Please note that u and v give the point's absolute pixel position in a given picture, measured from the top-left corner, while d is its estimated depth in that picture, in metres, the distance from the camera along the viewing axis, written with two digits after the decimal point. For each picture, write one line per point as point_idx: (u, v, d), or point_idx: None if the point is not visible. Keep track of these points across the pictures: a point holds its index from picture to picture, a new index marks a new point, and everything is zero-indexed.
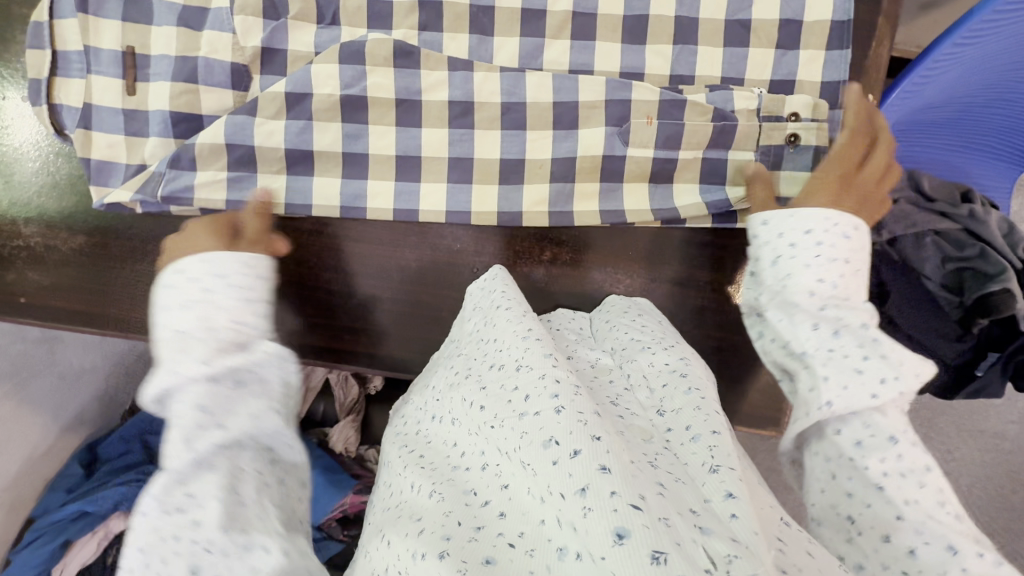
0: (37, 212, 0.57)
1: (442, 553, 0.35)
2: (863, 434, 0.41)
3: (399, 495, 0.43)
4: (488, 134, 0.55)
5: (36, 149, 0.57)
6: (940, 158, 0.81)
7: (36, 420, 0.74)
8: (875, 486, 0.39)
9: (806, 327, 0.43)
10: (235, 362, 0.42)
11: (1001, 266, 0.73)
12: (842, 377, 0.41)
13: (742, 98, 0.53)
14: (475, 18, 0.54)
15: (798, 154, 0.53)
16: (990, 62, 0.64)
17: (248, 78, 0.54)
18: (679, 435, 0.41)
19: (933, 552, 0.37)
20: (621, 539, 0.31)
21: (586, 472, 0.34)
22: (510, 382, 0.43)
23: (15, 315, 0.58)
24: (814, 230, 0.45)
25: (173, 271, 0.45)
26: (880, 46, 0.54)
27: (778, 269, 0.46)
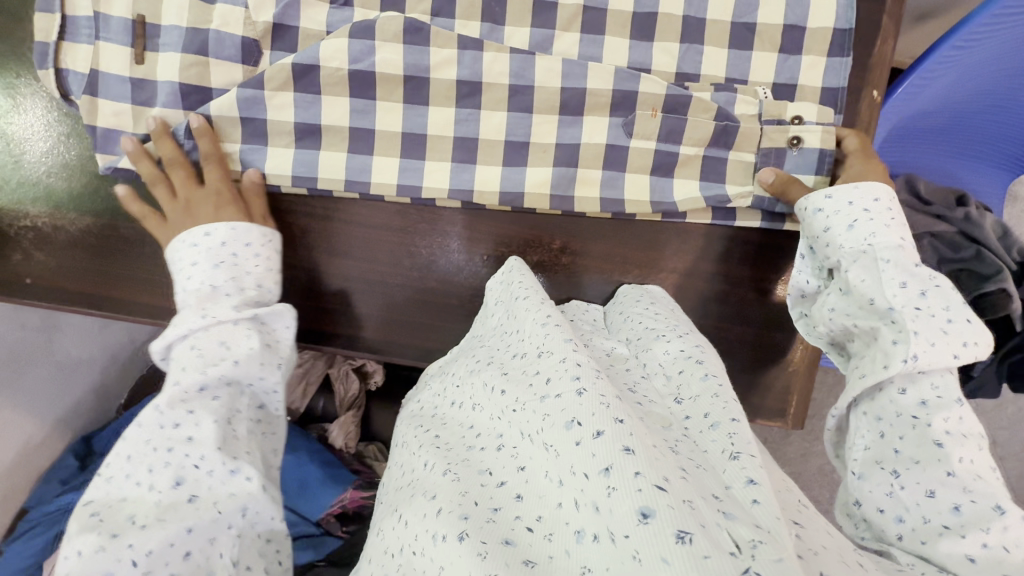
0: (46, 192, 0.57)
1: (462, 534, 0.35)
2: (929, 394, 0.40)
3: (413, 473, 0.44)
4: (493, 113, 0.56)
5: (47, 128, 0.57)
6: (936, 167, 0.84)
7: (29, 411, 0.73)
8: (946, 470, 0.38)
9: (892, 286, 0.43)
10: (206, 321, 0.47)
11: (996, 267, 0.74)
12: (931, 334, 0.40)
13: (743, 103, 0.54)
14: (487, 7, 0.55)
15: (801, 155, 0.54)
16: (992, 64, 0.65)
17: (258, 54, 0.55)
18: (698, 422, 0.40)
19: (979, 509, 0.37)
20: (645, 518, 0.31)
21: (609, 451, 0.34)
22: (531, 368, 0.43)
23: (25, 297, 0.58)
24: (880, 202, 0.47)
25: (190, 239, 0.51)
26: (884, 45, 0.55)
27: (855, 232, 0.46)
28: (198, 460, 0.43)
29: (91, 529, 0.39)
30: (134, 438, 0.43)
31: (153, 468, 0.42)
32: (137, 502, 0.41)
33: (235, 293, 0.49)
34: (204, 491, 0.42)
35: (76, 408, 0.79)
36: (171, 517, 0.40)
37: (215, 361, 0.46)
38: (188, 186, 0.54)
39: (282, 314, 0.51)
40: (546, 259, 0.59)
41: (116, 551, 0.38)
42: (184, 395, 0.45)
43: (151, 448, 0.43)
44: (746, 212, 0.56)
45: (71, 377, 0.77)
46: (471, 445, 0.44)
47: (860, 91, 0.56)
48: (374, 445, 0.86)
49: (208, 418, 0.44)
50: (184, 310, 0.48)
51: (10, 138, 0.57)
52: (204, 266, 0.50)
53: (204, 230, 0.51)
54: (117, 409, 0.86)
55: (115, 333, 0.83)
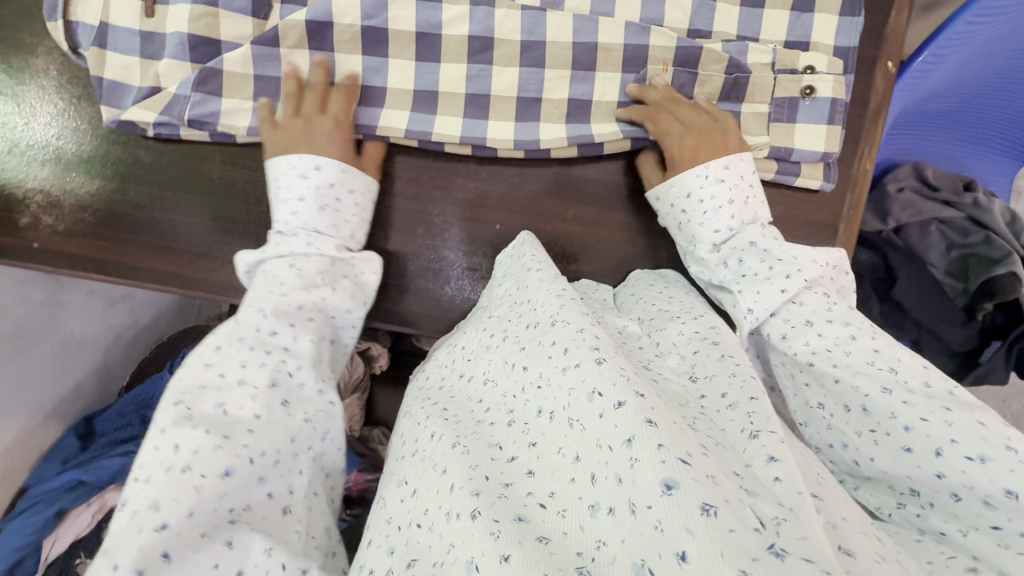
0: (54, 155, 0.57)
1: (475, 511, 0.34)
2: (847, 358, 0.41)
3: (418, 442, 0.43)
4: (505, 70, 0.56)
5: (57, 91, 0.57)
6: (941, 155, 0.85)
7: (36, 386, 0.72)
8: (899, 399, 0.38)
9: (806, 328, 0.43)
10: (315, 245, 0.50)
11: (1005, 250, 0.75)
12: (860, 349, 0.41)
13: (758, 51, 0.55)
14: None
15: (813, 105, 0.54)
16: (1001, 42, 0.65)
17: (269, 7, 0.55)
18: (716, 401, 0.40)
19: (941, 418, 0.37)
20: (669, 490, 0.31)
21: (632, 423, 0.34)
22: (547, 339, 0.43)
23: (29, 261, 0.56)
24: (787, 292, 0.44)
25: (286, 181, 0.52)
26: (900, 13, 0.55)
27: (765, 296, 0.44)
28: (294, 369, 0.45)
29: (187, 424, 0.39)
30: (228, 335, 0.45)
31: (248, 365, 0.43)
32: (223, 393, 0.42)
33: (334, 238, 0.52)
34: (294, 400, 0.44)
35: (78, 388, 0.78)
36: (268, 422, 0.42)
37: (314, 283, 0.49)
38: (311, 113, 0.53)
39: (372, 263, 0.54)
40: (561, 229, 0.58)
41: (234, 448, 0.39)
42: (287, 309, 0.47)
43: (247, 346, 0.44)
44: (764, 161, 0.56)
45: (73, 358, 0.77)
46: (480, 418, 0.43)
47: (875, 62, 0.56)
48: (378, 429, 0.85)
49: (306, 337, 0.47)
50: (293, 235, 0.51)
51: (21, 100, 0.57)
52: (311, 207, 0.51)
53: (315, 164, 0.52)
54: (118, 390, 0.85)
55: (119, 313, 0.83)
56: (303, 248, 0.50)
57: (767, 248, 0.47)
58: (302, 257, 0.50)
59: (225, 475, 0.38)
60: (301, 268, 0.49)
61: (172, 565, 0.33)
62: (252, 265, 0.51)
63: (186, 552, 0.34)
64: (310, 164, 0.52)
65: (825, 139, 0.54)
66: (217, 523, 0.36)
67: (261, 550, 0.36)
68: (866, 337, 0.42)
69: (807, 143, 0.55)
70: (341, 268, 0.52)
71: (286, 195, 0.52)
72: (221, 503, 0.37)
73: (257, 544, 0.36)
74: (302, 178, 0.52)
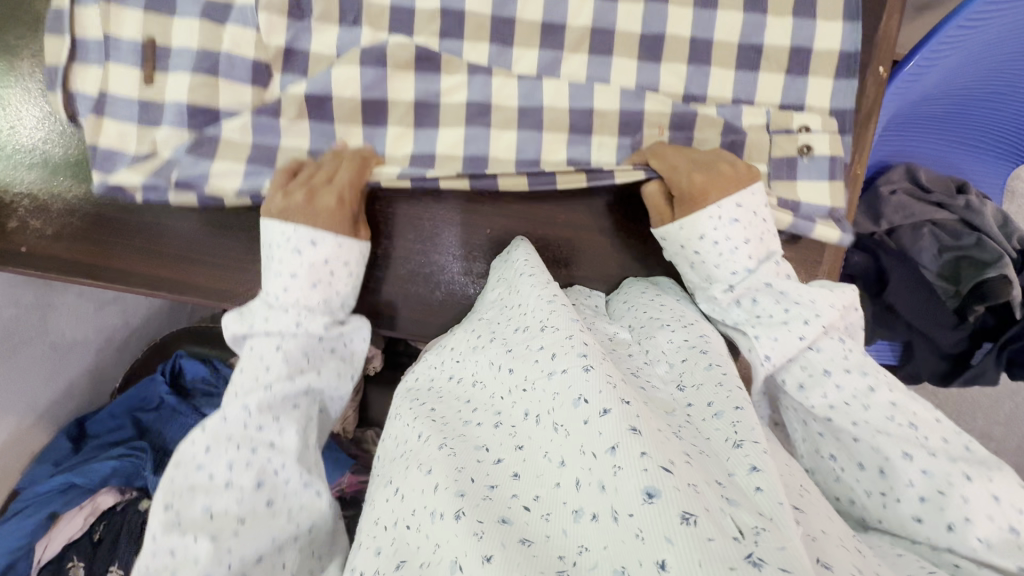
0: (41, 158, 0.56)
1: (459, 512, 0.34)
2: (863, 416, 0.42)
3: (406, 444, 0.43)
4: (502, 134, 0.55)
5: (43, 93, 0.56)
6: (933, 157, 0.85)
7: (26, 390, 0.72)
8: (917, 466, 0.39)
9: (825, 380, 0.43)
10: (301, 328, 0.49)
11: (996, 253, 0.76)
12: (881, 408, 0.41)
13: (751, 115, 0.55)
14: (496, 29, 0.55)
15: (812, 163, 0.55)
16: (992, 47, 0.65)
17: (268, 77, 0.55)
18: (701, 410, 0.40)
19: (956, 489, 0.38)
20: (650, 498, 0.31)
21: (617, 430, 0.34)
22: (535, 342, 0.43)
23: (19, 266, 0.57)
24: (806, 338, 0.44)
25: (276, 260, 0.50)
26: (889, 20, 0.54)
27: (782, 345, 0.45)
28: (280, 466, 0.43)
29: (174, 529, 0.39)
30: (215, 434, 0.43)
31: (233, 467, 0.42)
32: (210, 493, 0.41)
33: (327, 314, 0.51)
34: (280, 498, 0.42)
35: (70, 390, 0.78)
36: (254, 521, 0.40)
37: (300, 369, 0.48)
38: (319, 181, 0.52)
39: (361, 328, 0.53)
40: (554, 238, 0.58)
41: (219, 554, 0.38)
42: (272, 400, 0.45)
43: (233, 443, 0.43)
44: (764, 178, 0.55)
45: (64, 359, 0.76)
46: (467, 420, 0.43)
47: (866, 67, 0.55)
48: (372, 430, 0.85)
49: (292, 428, 0.45)
50: (280, 313, 0.49)
51: (7, 103, 0.56)
52: (302, 284, 0.50)
53: (310, 238, 0.50)
54: (111, 391, 0.85)
55: (110, 314, 0.82)
56: (291, 333, 0.48)
57: (783, 291, 0.47)
58: (288, 341, 0.48)
59: None
60: (288, 356, 0.48)
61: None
62: (241, 335, 0.50)
63: None
64: (303, 240, 0.50)
65: (830, 195, 0.54)
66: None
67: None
68: (885, 391, 0.42)
69: (806, 156, 0.54)
70: (329, 348, 0.50)
71: (279, 272, 0.50)
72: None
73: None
74: (296, 252, 0.50)
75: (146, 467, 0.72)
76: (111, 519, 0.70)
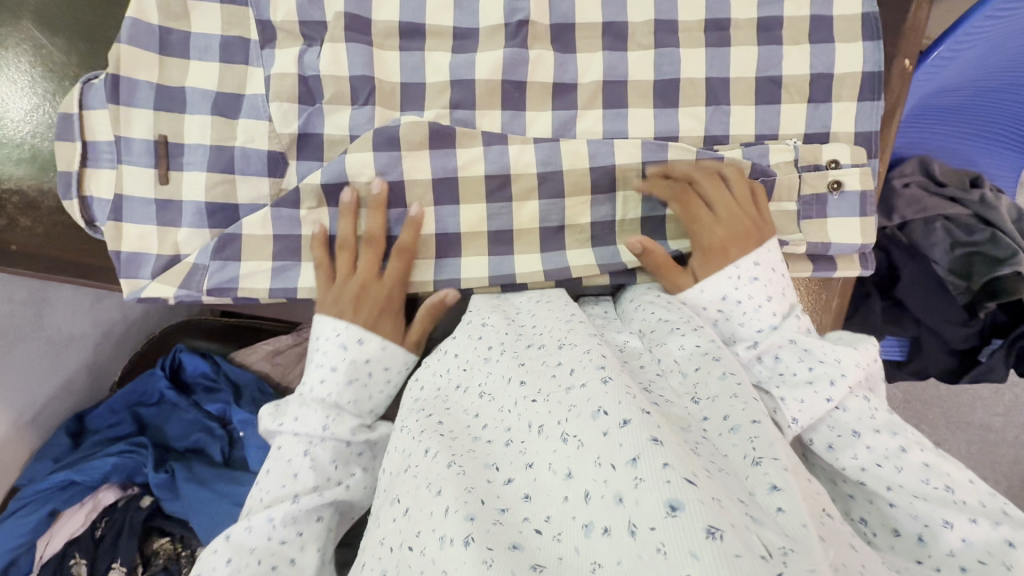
0: (31, 152, 0.55)
1: (468, 538, 0.33)
2: (895, 477, 0.39)
3: (411, 462, 0.41)
4: (525, 205, 0.53)
5: (31, 86, 0.54)
6: (947, 148, 0.83)
7: (20, 387, 0.71)
8: (954, 531, 0.37)
9: (857, 442, 0.40)
10: (338, 430, 0.48)
11: (1012, 249, 0.74)
12: (917, 470, 0.39)
13: (779, 151, 0.51)
14: (507, 95, 0.52)
15: (842, 199, 0.52)
16: (1013, 39, 0.63)
17: (284, 166, 0.53)
18: (718, 425, 0.38)
19: (993, 550, 0.36)
20: (674, 511, 0.29)
21: (637, 441, 0.33)
22: (552, 359, 0.42)
23: (12, 265, 0.55)
24: (836, 386, 0.42)
25: (320, 358, 0.51)
26: (920, 7, 0.51)
27: (809, 407, 0.41)
28: None
29: None
30: (237, 545, 0.43)
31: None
32: None
33: (358, 415, 0.50)
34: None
35: (68, 384, 0.78)
36: None
37: (329, 479, 0.47)
38: (370, 275, 0.52)
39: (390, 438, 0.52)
40: None
41: None
42: (296, 513, 0.44)
43: (254, 558, 0.42)
44: (786, 189, 0.52)
45: (61, 354, 0.75)
46: (476, 436, 0.41)
47: (891, 58, 0.52)
48: None
49: (313, 546, 0.44)
50: (312, 412, 0.48)
51: None
52: (341, 379, 0.49)
53: (358, 336, 0.50)
54: (111, 384, 0.84)
55: (107, 308, 0.81)
56: (325, 439, 0.48)
57: (808, 348, 0.44)
58: (325, 447, 0.48)
59: None
60: (320, 460, 0.47)
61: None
62: (278, 405, 0.51)
63: None
64: (350, 340, 0.50)
65: (860, 230, 0.52)
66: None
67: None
68: (917, 452, 0.40)
69: (833, 154, 0.51)
70: (361, 450, 0.50)
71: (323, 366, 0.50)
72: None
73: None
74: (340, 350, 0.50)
75: (147, 464, 0.71)
76: (113, 515, 0.70)
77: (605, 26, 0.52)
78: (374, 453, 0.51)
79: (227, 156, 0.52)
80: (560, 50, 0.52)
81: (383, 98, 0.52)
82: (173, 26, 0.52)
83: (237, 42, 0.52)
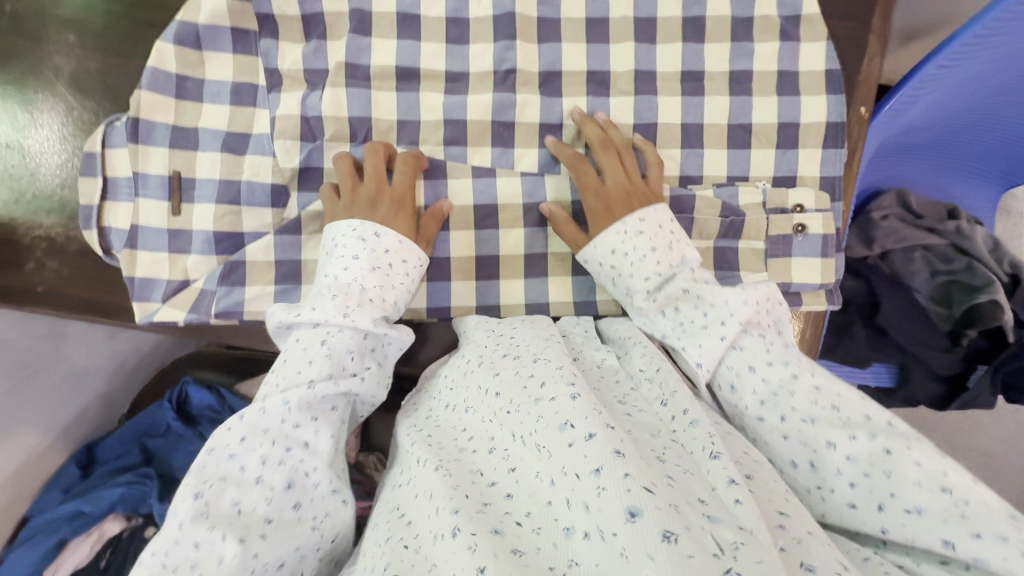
0: (60, 202, 0.59)
1: (454, 528, 0.35)
2: (788, 411, 0.40)
3: (407, 471, 0.44)
4: (511, 232, 0.56)
5: (62, 141, 0.59)
6: (923, 180, 0.86)
7: (37, 421, 0.74)
8: (843, 450, 0.37)
9: (748, 375, 0.43)
10: (353, 312, 0.46)
11: (987, 278, 0.77)
12: (806, 391, 0.40)
13: (748, 193, 0.55)
14: (497, 133, 0.56)
15: (806, 240, 0.55)
16: (971, 84, 0.66)
17: (287, 197, 0.56)
18: (681, 421, 0.41)
19: (885, 460, 0.36)
20: (633, 517, 0.32)
21: (601, 453, 0.35)
22: (526, 371, 0.45)
23: (33, 305, 0.58)
24: (726, 339, 0.44)
25: (337, 257, 0.49)
26: (871, 63, 0.55)
27: (704, 351, 0.44)
28: (312, 468, 0.41)
29: (202, 521, 0.37)
30: (252, 425, 0.42)
31: (267, 462, 0.41)
32: (240, 487, 0.40)
33: (377, 302, 0.48)
34: (308, 501, 0.41)
35: (81, 415, 0.81)
36: (280, 522, 0.39)
37: (342, 367, 0.45)
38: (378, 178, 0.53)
39: (405, 341, 0.50)
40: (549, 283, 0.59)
41: (245, 559, 0.36)
42: (311, 399, 0.43)
43: (268, 439, 0.41)
44: (754, 228, 0.55)
45: (75, 387, 0.79)
46: (462, 446, 0.44)
47: (849, 107, 0.55)
48: (374, 455, 0.85)
49: (328, 430, 0.43)
50: (327, 301, 0.47)
51: (28, 151, 0.59)
52: (363, 267, 0.49)
53: (376, 230, 0.50)
54: (120, 416, 0.87)
55: (121, 342, 0.84)
56: (346, 325, 0.46)
57: (699, 294, 0.47)
58: (338, 333, 0.46)
59: None
60: (336, 343, 0.46)
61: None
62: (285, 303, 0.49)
63: None
64: (368, 238, 0.50)
65: (821, 272, 0.55)
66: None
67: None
68: (805, 381, 0.41)
69: (799, 197, 0.55)
70: (371, 347, 0.48)
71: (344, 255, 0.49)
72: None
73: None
74: (358, 245, 0.49)
75: (152, 495, 0.73)
76: (118, 545, 0.72)
77: (589, 73, 0.56)
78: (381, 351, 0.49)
79: (235, 188, 0.56)
80: (547, 93, 0.56)
81: (380, 133, 0.56)
82: (191, 73, 0.56)
83: (246, 87, 0.56)
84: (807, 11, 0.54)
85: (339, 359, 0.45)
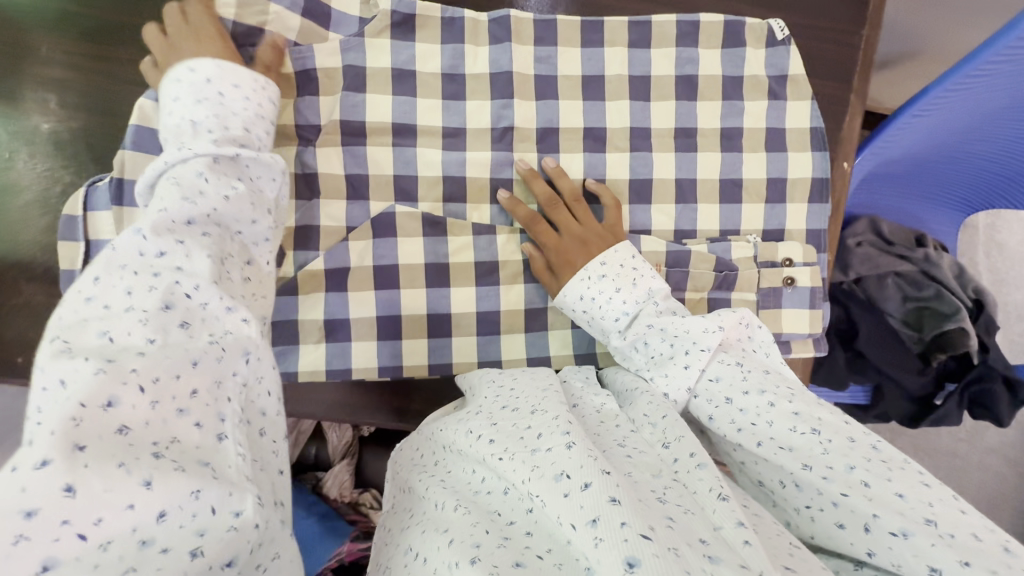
0: (43, 267, 0.57)
1: (475, 560, 0.33)
2: (764, 434, 0.41)
3: (419, 509, 0.41)
4: (513, 288, 0.57)
5: (45, 205, 0.57)
6: (901, 207, 0.90)
7: None
8: (823, 471, 0.38)
9: (720, 401, 0.44)
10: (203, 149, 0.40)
11: (956, 306, 0.82)
12: (783, 418, 0.41)
13: (740, 248, 0.57)
14: (495, 190, 0.57)
15: (795, 292, 0.57)
16: (947, 129, 0.69)
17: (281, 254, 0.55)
18: (685, 463, 0.39)
19: (873, 491, 0.36)
20: (632, 568, 0.30)
21: (597, 503, 0.34)
22: (524, 422, 0.42)
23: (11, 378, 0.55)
24: (693, 368, 0.45)
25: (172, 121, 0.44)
26: (853, 118, 0.57)
27: (674, 379, 0.46)
28: (192, 288, 0.33)
29: (66, 356, 0.28)
30: (105, 262, 0.32)
31: (133, 292, 0.32)
32: (108, 321, 0.30)
33: (219, 132, 0.43)
34: (198, 321, 0.33)
35: None
36: (166, 342, 0.31)
37: (198, 190, 0.38)
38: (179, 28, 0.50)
39: (274, 167, 0.44)
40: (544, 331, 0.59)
41: (122, 374, 0.28)
42: (172, 223, 0.35)
43: (130, 272, 0.32)
44: (746, 281, 0.57)
45: None
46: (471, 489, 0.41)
47: (832, 163, 0.57)
48: (369, 493, 0.85)
49: (202, 251, 0.35)
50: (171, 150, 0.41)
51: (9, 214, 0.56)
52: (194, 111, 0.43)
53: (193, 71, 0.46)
54: None
55: None
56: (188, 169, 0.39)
57: (664, 327, 0.48)
58: (190, 180, 0.38)
59: (120, 430, 0.27)
60: (193, 180, 0.38)
61: (78, 501, 0.24)
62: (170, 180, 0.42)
63: (92, 478, 0.24)
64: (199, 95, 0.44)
65: (809, 321, 0.58)
66: (134, 454, 0.26)
67: (188, 491, 0.26)
68: (777, 416, 0.41)
69: (789, 250, 0.57)
70: (234, 176, 0.41)
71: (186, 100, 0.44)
72: (134, 434, 0.27)
73: (184, 483, 0.26)
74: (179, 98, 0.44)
75: None
76: None
77: (586, 130, 0.56)
78: (254, 186, 0.42)
79: None
80: (544, 150, 0.56)
81: (378, 190, 0.56)
82: None
83: None
84: (794, 71, 0.56)
85: (194, 184, 0.38)
